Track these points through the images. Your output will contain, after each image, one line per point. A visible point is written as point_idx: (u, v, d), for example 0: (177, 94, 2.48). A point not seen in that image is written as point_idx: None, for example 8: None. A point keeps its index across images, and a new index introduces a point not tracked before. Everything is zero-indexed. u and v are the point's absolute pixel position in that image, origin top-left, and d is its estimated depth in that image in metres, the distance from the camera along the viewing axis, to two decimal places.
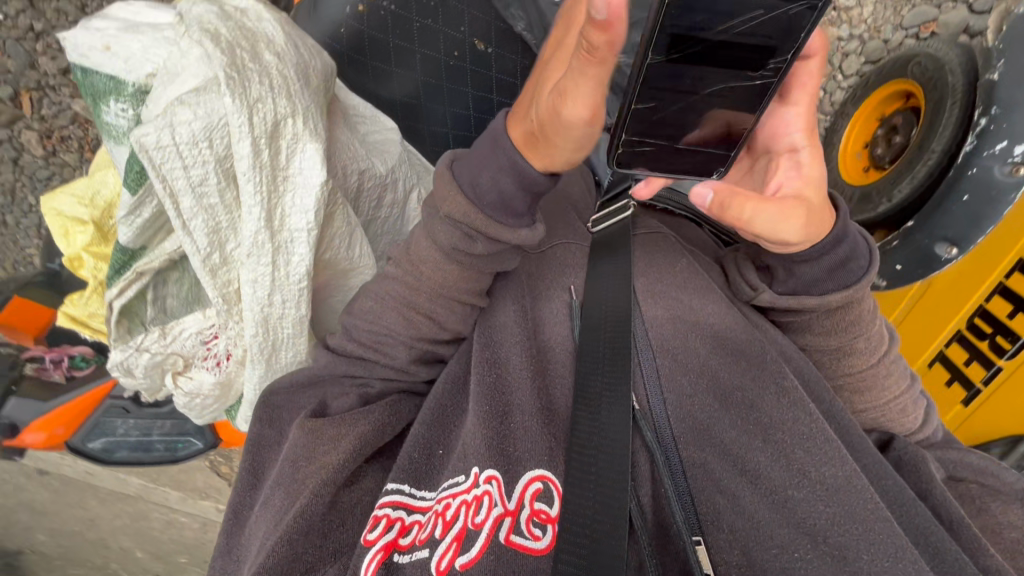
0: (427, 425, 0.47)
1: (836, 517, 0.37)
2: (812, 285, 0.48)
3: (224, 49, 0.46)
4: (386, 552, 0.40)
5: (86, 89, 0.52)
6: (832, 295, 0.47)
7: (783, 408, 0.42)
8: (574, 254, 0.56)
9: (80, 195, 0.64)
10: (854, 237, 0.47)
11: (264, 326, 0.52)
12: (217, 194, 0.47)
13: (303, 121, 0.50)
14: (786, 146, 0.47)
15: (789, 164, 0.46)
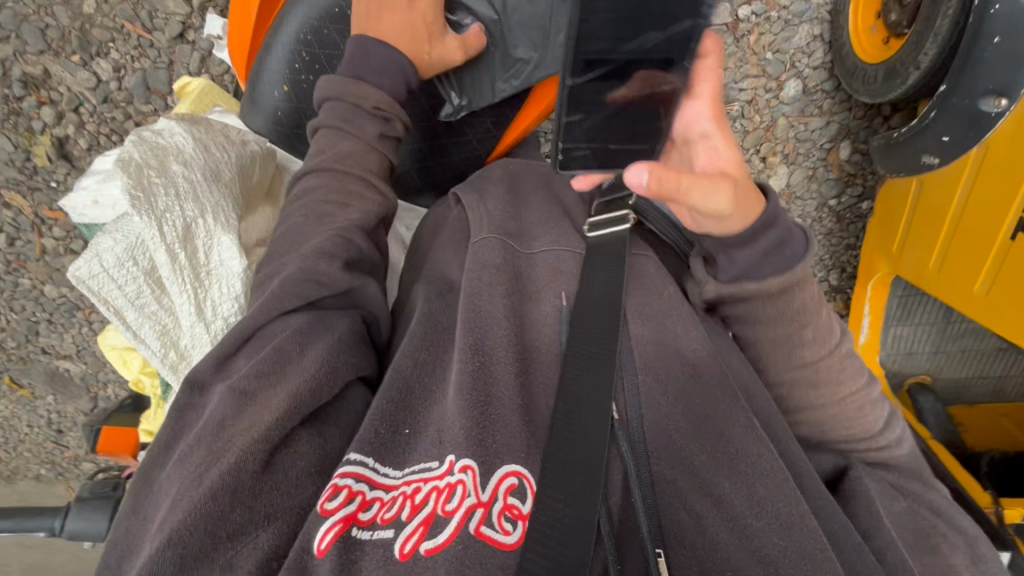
0: (388, 398, 0.48)
1: (788, 550, 0.42)
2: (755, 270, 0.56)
3: (133, 172, 0.59)
4: (344, 526, 0.40)
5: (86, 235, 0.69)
6: (769, 280, 0.55)
7: (753, 440, 0.47)
8: (567, 261, 0.60)
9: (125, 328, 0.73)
10: (788, 222, 0.55)
11: (204, 310, 0.63)
12: (153, 301, 0.62)
13: (211, 219, 0.63)
14: (698, 133, 0.56)
15: (706, 143, 0.55)
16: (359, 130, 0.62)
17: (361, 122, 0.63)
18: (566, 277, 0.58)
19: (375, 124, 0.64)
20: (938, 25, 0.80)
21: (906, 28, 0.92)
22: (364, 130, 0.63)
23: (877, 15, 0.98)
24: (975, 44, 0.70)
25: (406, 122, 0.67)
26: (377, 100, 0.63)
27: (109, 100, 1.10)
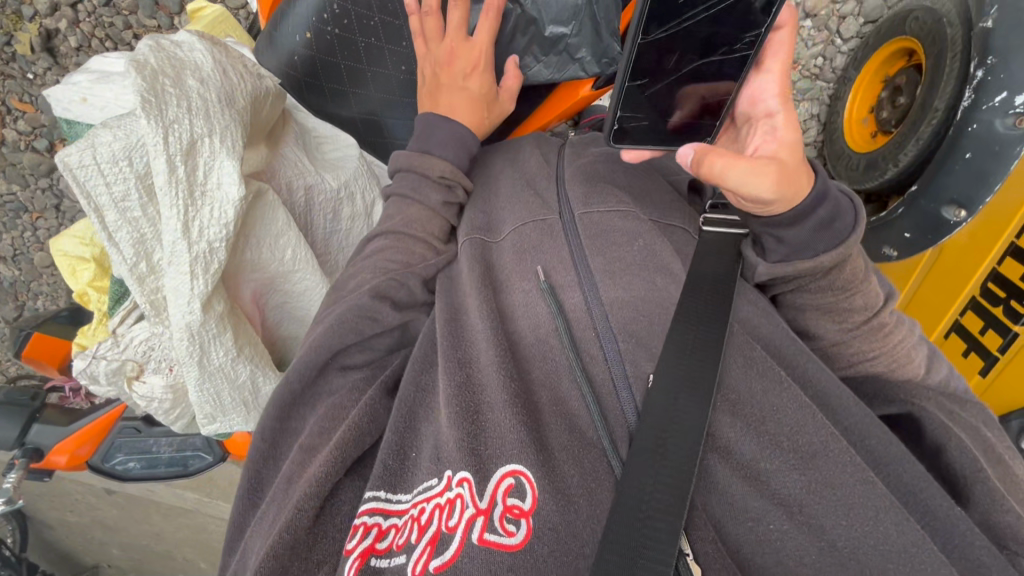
0: (394, 432, 0.52)
1: (812, 486, 0.39)
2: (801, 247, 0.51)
3: (148, 75, 0.52)
4: (363, 560, 0.44)
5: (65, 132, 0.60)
6: (822, 255, 0.50)
7: (753, 380, 0.45)
8: (531, 233, 0.59)
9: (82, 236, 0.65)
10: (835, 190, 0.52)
11: (185, 231, 0.53)
12: (138, 208, 0.53)
13: (218, 141, 0.55)
14: (763, 111, 0.54)
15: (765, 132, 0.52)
16: (422, 196, 0.64)
17: (426, 190, 0.65)
18: (532, 253, 0.58)
19: (439, 192, 0.66)
20: (921, 130, 0.87)
21: (893, 127, 1.01)
22: (427, 199, 0.65)
23: (871, 109, 1.06)
24: (949, 155, 0.76)
25: (469, 188, 0.68)
26: (443, 170, 0.66)
27: (111, 5, 1.09)
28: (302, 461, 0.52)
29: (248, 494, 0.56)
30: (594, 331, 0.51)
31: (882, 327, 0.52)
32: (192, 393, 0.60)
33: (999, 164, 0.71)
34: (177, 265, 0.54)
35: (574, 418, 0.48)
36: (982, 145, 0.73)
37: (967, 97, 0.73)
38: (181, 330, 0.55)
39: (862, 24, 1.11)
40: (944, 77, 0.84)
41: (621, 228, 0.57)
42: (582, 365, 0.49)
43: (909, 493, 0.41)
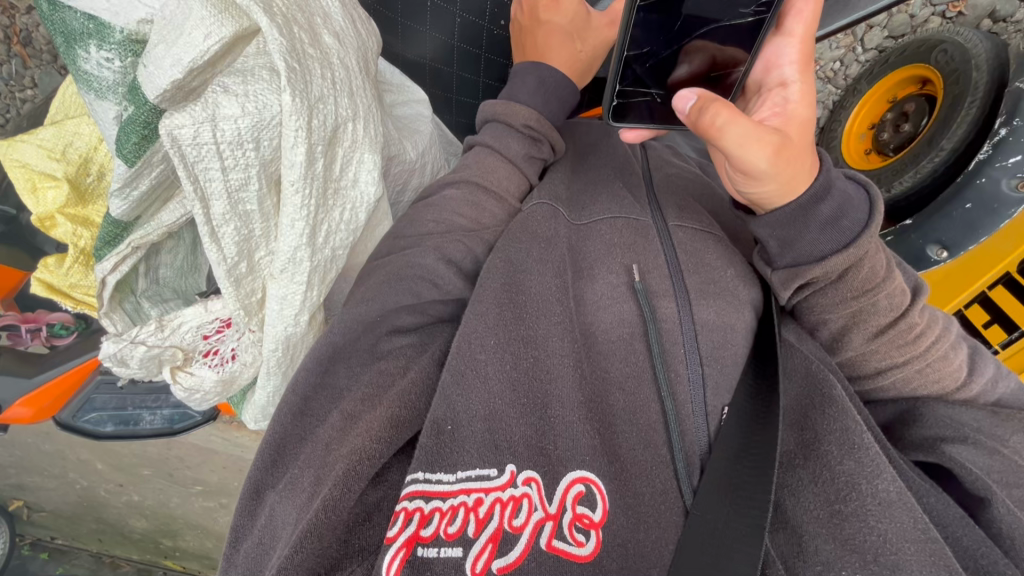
0: (444, 400, 0.45)
1: (889, 537, 0.44)
2: (811, 247, 0.54)
3: (283, 26, 0.40)
4: (409, 549, 0.38)
5: (55, 28, 0.42)
6: (832, 257, 0.53)
7: (833, 420, 0.51)
8: (624, 230, 0.62)
9: (49, 147, 0.53)
10: (844, 184, 0.55)
11: (312, 231, 0.44)
12: (255, 201, 0.43)
13: (361, 128, 0.46)
14: (778, 79, 0.60)
15: (780, 102, 0.59)
16: (507, 146, 0.64)
17: (510, 139, 0.65)
18: (623, 250, 0.60)
19: (523, 144, 0.66)
20: (922, 164, 0.93)
21: (891, 150, 1.07)
22: (513, 149, 0.65)
23: (871, 126, 1.10)
24: (950, 201, 0.82)
25: (555, 146, 0.69)
26: (527, 118, 0.66)
27: None
28: (344, 429, 0.44)
29: (273, 453, 0.47)
30: (681, 347, 0.55)
31: (908, 328, 0.56)
32: (266, 386, 0.54)
33: (990, 219, 0.79)
34: (291, 269, 0.45)
35: (648, 432, 0.50)
36: (982, 200, 0.79)
37: (985, 151, 0.78)
38: (275, 344, 0.49)
39: (885, 38, 1.13)
40: (958, 116, 0.89)
41: (711, 252, 0.62)
42: (668, 383, 0.53)
43: (973, 559, 0.45)
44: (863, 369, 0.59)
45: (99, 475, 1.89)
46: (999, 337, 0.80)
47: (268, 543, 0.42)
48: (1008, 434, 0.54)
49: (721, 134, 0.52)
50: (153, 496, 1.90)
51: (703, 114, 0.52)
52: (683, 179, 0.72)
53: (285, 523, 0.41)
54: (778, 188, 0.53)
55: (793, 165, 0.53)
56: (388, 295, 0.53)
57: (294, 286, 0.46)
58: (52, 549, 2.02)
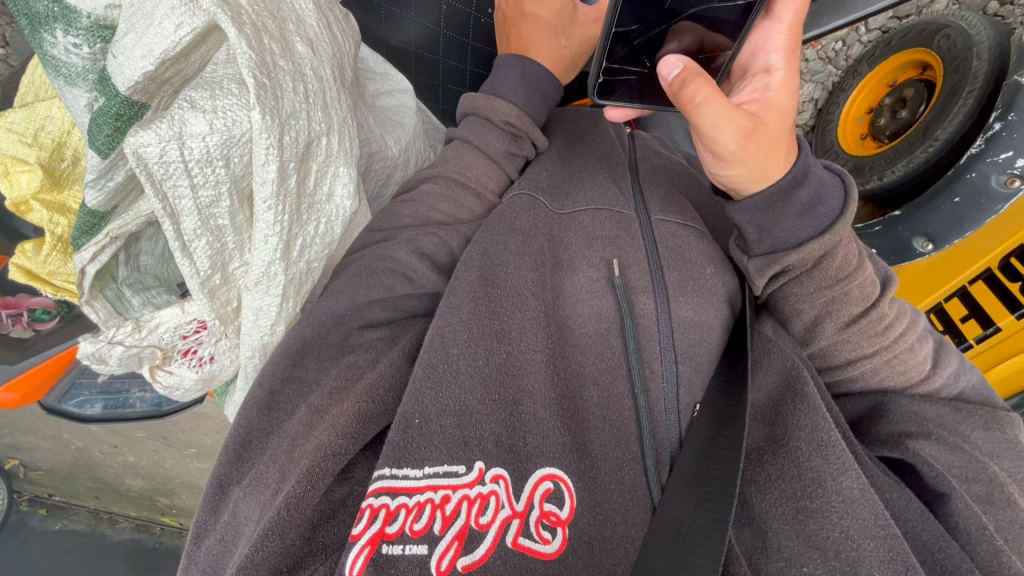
0: (422, 397, 0.46)
1: (849, 533, 0.46)
2: (788, 239, 0.55)
3: (252, 37, 0.38)
4: (373, 547, 0.39)
5: (18, 8, 0.40)
6: (809, 244, 0.54)
7: (803, 416, 0.52)
8: (606, 224, 0.63)
9: (18, 132, 0.52)
10: (821, 173, 0.55)
11: (284, 243, 0.44)
12: (226, 216, 0.42)
13: (336, 142, 0.45)
14: (762, 65, 0.58)
15: (760, 88, 0.57)
16: (485, 143, 0.65)
17: (490, 134, 0.66)
18: (604, 244, 0.62)
19: (503, 140, 0.66)
20: (914, 154, 0.92)
21: (887, 136, 1.05)
22: (492, 146, 0.66)
23: (868, 110, 1.09)
24: (942, 192, 0.82)
25: (537, 143, 0.69)
26: (508, 114, 0.66)
27: None
28: (311, 423, 0.47)
29: (238, 449, 0.49)
30: (656, 344, 0.58)
31: (880, 319, 0.57)
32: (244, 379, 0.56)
33: (978, 214, 0.79)
34: (263, 281, 0.44)
35: (621, 429, 0.54)
36: (971, 194, 0.79)
37: (977, 145, 0.77)
38: (254, 342, 0.50)
39: (889, 19, 1.09)
40: (955, 108, 0.88)
41: (692, 248, 0.63)
42: (643, 381, 0.57)
43: (930, 552, 0.47)
44: (834, 359, 0.60)
45: (94, 437, 1.92)
46: (975, 331, 0.81)
47: (229, 540, 0.44)
48: (969, 429, 0.55)
49: (698, 110, 0.51)
50: (148, 457, 1.94)
51: (681, 87, 0.51)
52: (669, 171, 0.71)
53: (247, 518, 0.44)
54: (747, 172, 0.54)
55: (766, 149, 0.53)
56: (359, 288, 0.56)
57: (268, 296, 0.46)
58: (51, 506, 2.09)
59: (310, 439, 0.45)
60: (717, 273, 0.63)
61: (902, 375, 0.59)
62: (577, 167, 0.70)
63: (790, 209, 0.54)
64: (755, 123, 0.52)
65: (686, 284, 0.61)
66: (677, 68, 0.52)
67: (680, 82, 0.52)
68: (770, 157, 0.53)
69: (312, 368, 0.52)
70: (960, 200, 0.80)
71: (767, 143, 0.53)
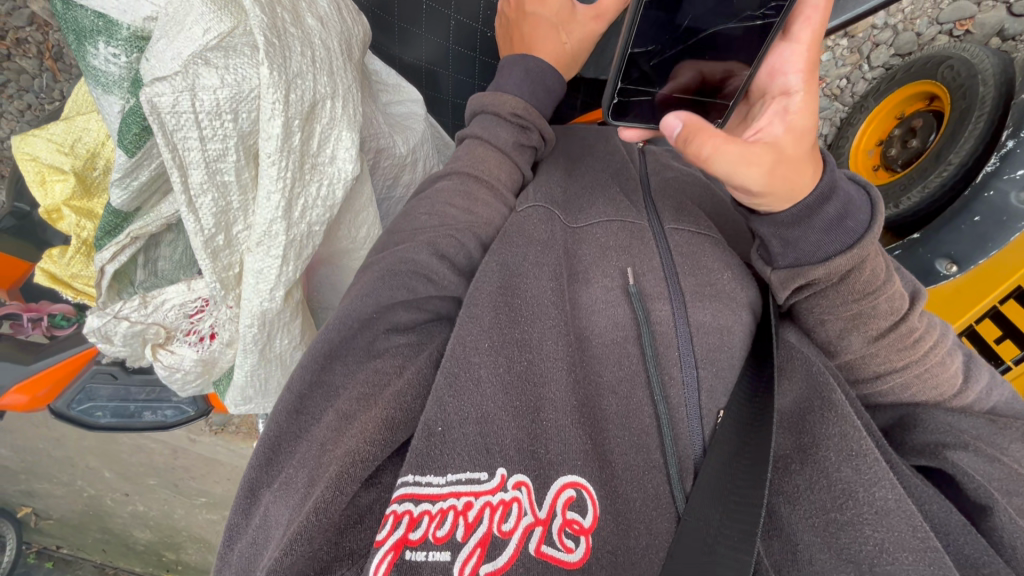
0: (443, 404, 0.45)
1: (885, 545, 0.43)
2: (812, 257, 0.53)
3: (265, 5, 0.42)
4: (397, 553, 0.38)
5: (66, 24, 0.44)
6: (836, 258, 0.51)
7: (830, 425, 0.50)
8: (620, 234, 0.64)
9: (59, 142, 0.56)
10: (846, 188, 0.53)
11: (288, 202, 0.45)
12: (233, 174, 0.43)
13: (340, 106, 0.47)
14: (782, 87, 0.58)
15: (780, 110, 0.56)
16: (494, 135, 0.67)
17: (498, 127, 0.68)
18: (617, 253, 0.62)
19: (510, 131, 0.68)
20: (930, 179, 0.92)
21: (899, 166, 1.05)
22: (500, 139, 0.68)
23: (879, 142, 1.09)
24: (959, 214, 0.80)
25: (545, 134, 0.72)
26: (515, 107, 0.68)
27: None
28: (340, 428, 0.46)
29: (268, 452, 0.49)
30: (675, 350, 0.56)
31: (908, 333, 0.54)
32: (238, 374, 0.54)
33: (1001, 232, 0.77)
34: (269, 237, 0.45)
35: (642, 438, 0.52)
36: (992, 212, 0.77)
37: (993, 163, 0.77)
38: (253, 318, 0.48)
39: (892, 56, 1.12)
40: (965, 133, 0.88)
41: (708, 253, 0.63)
42: (662, 386, 0.54)
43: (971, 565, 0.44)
44: (860, 372, 0.57)
45: (106, 484, 1.90)
46: (1012, 352, 0.77)
47: (260, 544, 0.44)
48: (1006, 442, 0.52)
49: (713, 158, 0.50)
50: (158, 507, 1.91)
51: (690, 141, 0.50)
52: (681, 183, 0.72)
53: (277, 523, 0.43)
54: (776, 204, 0.52)
55: (794, 179, 0.51)
56: (382, 290, 0.55)
57: (270, 256, 0.46)
58: (56, 559, 2.03)
59: (330, 440, 0.45)
60: (735, 280, 0.61)
61: (937, 384, 0.56)
62: (587, 183, 0.71)
63: (816, 230, 0.52)
64: (775, 154, 0.50)
65: (700, 290, 0.60)
66: (679, 122, 0.51)
67: (688, 135, 0.50)
68: (798, 183, 0.51)
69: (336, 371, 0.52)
70: (985, 218, 0.78)
71: (792, 173, 0.51)
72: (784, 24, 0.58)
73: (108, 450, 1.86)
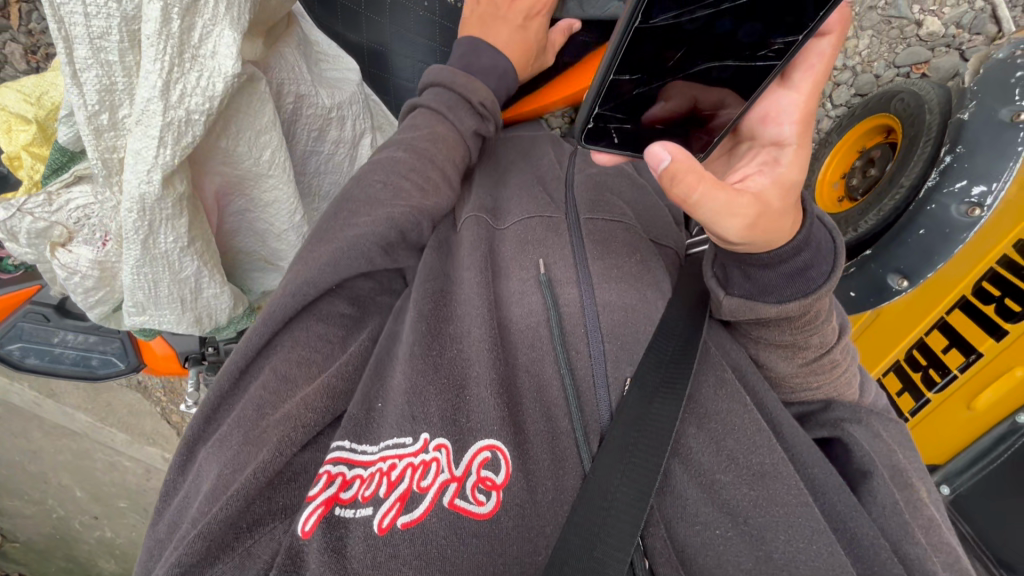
0: (367, 382, 0.52)
1: (758, 500, 0.45)
2: (767, 290, 0.49)
3: None
4: (327, 507, 0.43)
5: None
6: (789, 303, 0.48)
7: (720, 400, 0.50)
8: (535, 229, 0.65)
9: (27, 93, 0.62)
10: (816, 229, 0.49)
11: (164, 86, 0.49)
12: (114, 53, 0.49)
13: (223, 5, 0.50)
14: (773, 137, 0.50)
15: (769, 161, 0.49)
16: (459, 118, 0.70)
17: (461, 110, 0.71)
18: (534, 246, 0.63)
19: (473, 119, 0.71)
20: (883, 204, 0.88)
21: (860, 195, 1.08)
22: (450, 121, 0.69)
23: (843, 175, 1.13)
24: (906, 227, 0.81)
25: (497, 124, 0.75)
26: (483, 97, 0.72)
27: None
28: (277, 392, 0.50)
29: (208, 411, 0.52)
30: (583, 327, 0.55)
31: (831, 364, 0.53)
32: (126, 276, 0.57)
33: (947, 245, 0.77)
34: (146, 114, 0.49)
35: (551, 409, 0.51)
36: (935, 225, 0.78)
37: (933, 178, 0.78)
38: (131, 202, 0.51)
39: (852, 95, 1.16)
40: (914, 157, 0.85)
41: (620, 238, 0.64)
42: (568, 361, 0.53)
43: (841, 522, 0.46)
44: (783, 390, 0.57)
45: (77, 504, 1.87)
46: (958, 360, 0.79)
47: (191, 499, 0.48)
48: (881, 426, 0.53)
49: (695, 205, 0.44)
50: (126, 533, 1.87)
51: (675, 187, 0.44)
52: (601, 174, 0.74)
53: (206, 478, 0.47)
54: (754, 249, 0.47)
55: (773, 227, 0.46)
56: (340, 262, 0.56)
57: (143, 136, 0.50)
58: None
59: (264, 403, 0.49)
60: (648, 263, 0.62)
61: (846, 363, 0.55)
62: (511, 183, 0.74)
63: (785, 274, 0.48)
64: (756, 202, 0.45)
65: (610, 268, 0.60)
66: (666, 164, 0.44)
67: (674, 181, 0.44)
68: (779, 232, 0.47)
69: (273, 332, 0.54)
70: (929, 233, 0.79)
71: (772, 221, 0.46)
72: (784, 67, 0.50)
73: (81, 466, 1.81)
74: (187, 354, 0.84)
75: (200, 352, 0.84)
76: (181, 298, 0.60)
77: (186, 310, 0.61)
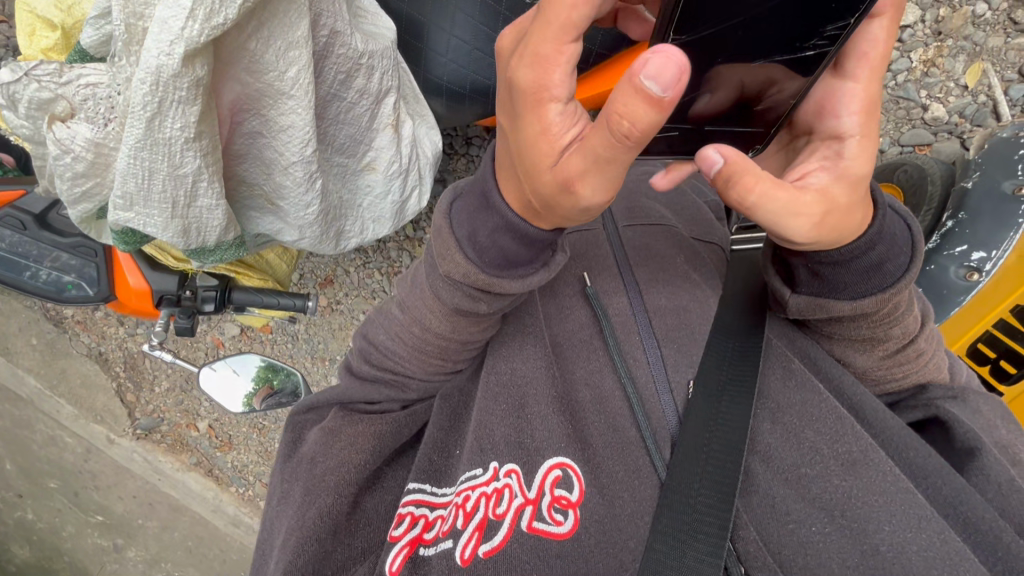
0: (440, 428, 0.53)
1: (852, 490, 0.43)
2: (838, 287, 0.49)
3: None
4: (412, 548, 0.46)
5: None
6: (864, 301, 0.48)
7: (792, 391, 0.49)
8: (577, 244, 0.62)
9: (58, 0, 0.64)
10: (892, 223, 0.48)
11: None
12: None
13: None
14: (832, 129, 0.48)
15: (830, 156, 0.47)
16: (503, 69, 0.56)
17: None
18: (575, 261, 0.60)
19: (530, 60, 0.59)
20: None
21: None
22: (442, 297, 0.47)
23: None
24: None
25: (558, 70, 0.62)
26: None
27: None
28: (327, 442, 0.51)
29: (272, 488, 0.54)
30: (636, 336, 0.54)
31: (915, 353, 0.52)
32: (120, 160, 0.52)
33: (943, 306, 0.79)
34: None
35: (616, 420, 0.50)
36: (932, 285, 0.79)
37: (933, 241, 0.80)
38: (143, 74, 0.47)
39: None
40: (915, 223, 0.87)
41: (662, 243, 0.63)
42: (626, 368, 0.52)
43: (949, 505, 0.43)
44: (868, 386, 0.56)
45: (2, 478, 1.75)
46: None
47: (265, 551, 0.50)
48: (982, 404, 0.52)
49: (757, 208, 0.43)
50: (47, 518, 1.74)
51: (730, 191, 0.43)
52: (635, 182, 0.74)
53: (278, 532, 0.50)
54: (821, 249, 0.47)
55: (844, 223, 0.46)
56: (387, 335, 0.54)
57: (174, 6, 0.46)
58: None
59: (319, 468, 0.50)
60: (697, 269, 0.61)
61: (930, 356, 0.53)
62: None
63: (856, 271, 0.48)
64: (825, 199, 0.45)
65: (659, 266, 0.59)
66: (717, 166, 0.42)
67: (729, 183, 0.43)
68: (851, 223, 0.46)
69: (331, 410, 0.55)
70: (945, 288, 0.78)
71: (838, 218, 0.46)
72: (835, 57, 0.47)
73: (17, 438, 1.68)
74: (162, 295, 0.78)
75: (176, 297, 0.78)
76: (172, 201, 0.55)
77: (175, 215, 0.55)
